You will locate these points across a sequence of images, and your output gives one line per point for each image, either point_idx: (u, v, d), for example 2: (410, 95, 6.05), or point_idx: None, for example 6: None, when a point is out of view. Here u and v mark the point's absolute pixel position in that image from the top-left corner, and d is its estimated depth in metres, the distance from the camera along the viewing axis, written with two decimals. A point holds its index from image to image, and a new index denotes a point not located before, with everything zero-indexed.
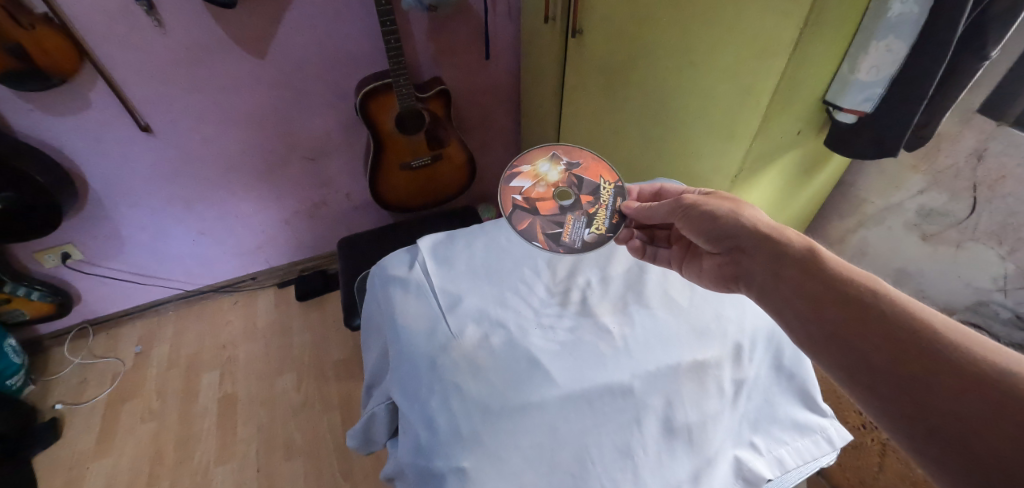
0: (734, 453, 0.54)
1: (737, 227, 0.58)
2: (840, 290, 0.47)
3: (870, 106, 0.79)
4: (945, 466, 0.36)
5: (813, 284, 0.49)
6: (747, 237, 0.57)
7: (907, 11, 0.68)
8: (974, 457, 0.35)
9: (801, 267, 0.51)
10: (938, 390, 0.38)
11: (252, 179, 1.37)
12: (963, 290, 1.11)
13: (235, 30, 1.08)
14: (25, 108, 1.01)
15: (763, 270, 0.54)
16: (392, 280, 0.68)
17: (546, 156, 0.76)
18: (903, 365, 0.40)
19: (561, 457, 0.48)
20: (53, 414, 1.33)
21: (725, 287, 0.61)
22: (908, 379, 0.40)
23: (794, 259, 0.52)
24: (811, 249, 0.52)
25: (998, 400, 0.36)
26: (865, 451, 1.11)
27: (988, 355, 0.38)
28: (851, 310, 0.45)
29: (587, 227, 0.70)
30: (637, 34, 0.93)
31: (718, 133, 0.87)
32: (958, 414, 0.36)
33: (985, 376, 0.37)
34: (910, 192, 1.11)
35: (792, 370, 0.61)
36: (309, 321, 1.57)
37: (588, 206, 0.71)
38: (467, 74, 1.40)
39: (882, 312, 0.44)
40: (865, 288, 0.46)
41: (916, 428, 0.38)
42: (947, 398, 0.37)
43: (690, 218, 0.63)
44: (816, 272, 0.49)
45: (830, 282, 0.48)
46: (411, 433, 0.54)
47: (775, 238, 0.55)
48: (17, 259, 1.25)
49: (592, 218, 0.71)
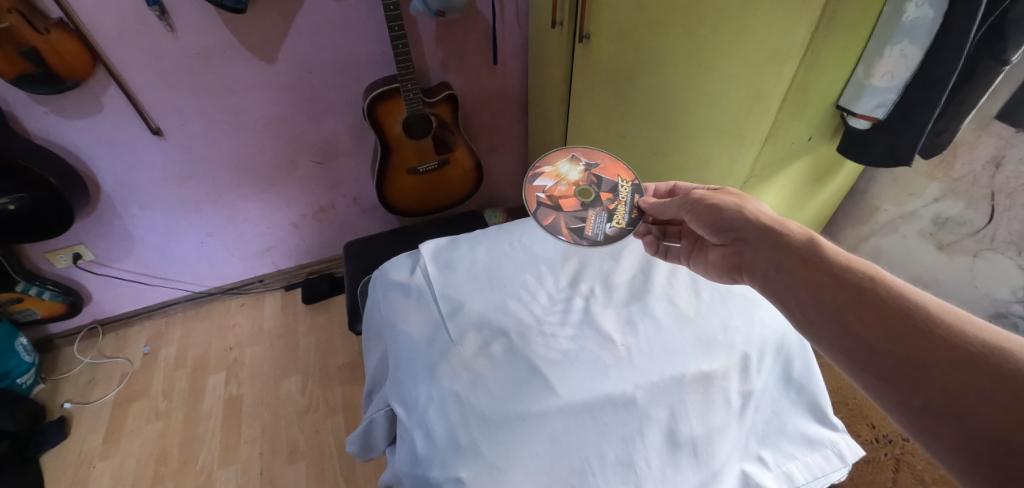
0: (741, 467, 0.52)
1: (740, 218, 0.57)
2: (840, 276, 0.46)
3: (883, 112, 0.78)
4: (948, 444, 0.35)
5: (813, 271, 0.48)
6: (749, 229, 0.56)
7: (922, 15, 0.67)
8: (970, 429, 0.34)
9: (802, 255, 0.50)
10: (933, 365, 0.37)
11: (261, 182, 1.38)
12: (981, 300, 1.09)
13: (246, 35, 1.09)
14: (39, 111, 1.03)
15: (766, 260, 0.53)
16: (392, 285, 0.68)
17: (566, 158, 0.76)
18: (902, 343, 0.39)
19: (561, 468, 0.47)
20: (62, 412, 1.34)
21: (729, 278, 0.61)
22: (906, 356, 0.38)
23: (795, 248, 0.51)
24: (812, 238, 0.51)
25: (993, 374, 0.34)
26: (878, 466, 1.07)
27: (981, 333, 0.37)
28: (851, 293, 0.44)
29: (609, 221, 0.69)
30: (645, 38, 0.91)
31: (726, 138, 0.86)
32: (953, 388, 0.35)
33: (978, 353, 0.36)
34: (926, 200, 1.09)
35: (801, 383, 0.59)
36: (315, 325, 1.57)
37: (608, 202, 0.71)
38: (475, 78, 1.40)
39: (879, 296, 0.42)
40: (861, 273, 0.45)
41: (915, 404, 0.37)
42: (944, 376, 0.36)
43: (697, 211, 0.62)
44: (816, 261, 0.48)
45: (830, 270, 0.47)
46: (406, 441, 0.52)
47: (777, 229, 0.54)
48: (30, 260, 1.27)
49: (613, 213, 0.70)
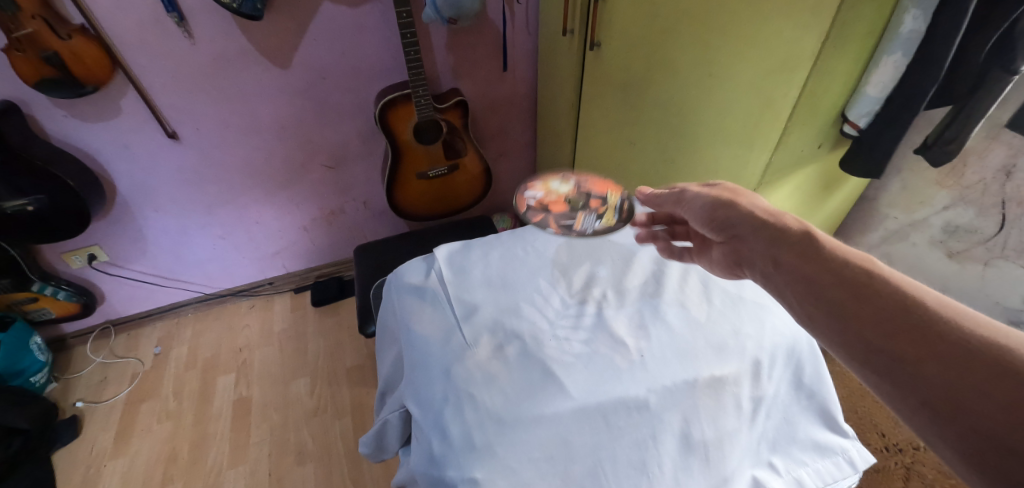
0: (752, 473, 0.53)
1: (738, 214, 0.54)
2: (838, 271, 0.42)
3: (867, 121, 0.80)
4: (956, 454, 0.31)
5: (810, 266, 0.44)
6: (746, 224, 0.52)
7: (918, 28, 0.68)
8: (977, 437, 0.31)
9: (798, 250, 0.46)
10: (937, 370, 0.33)
11: (272, 186, 1.40)
12: (992, 309, 1.08)
13: (262, 42, 1.11)
14: (59, 114, 1.05)
15: (763, 256, 0.49)
16: (408, 288, 0.69)
17: (558, 178, 0.85)
18: (904, 345, 0.36)
19: (573, 471, 0.48)
20: (74, 411, 1.36)
21: (733, 274, 0.58)
22: (910, 362, 0.35)
23: (792, 243, 0.47)
24: (809, 231, 0.47)
25: (995, 377, 0.31)
26: (888, 475, 1.07)
27: (984, 331, 0.34)
28: (848, 288, 0.41)
29: (596, 218, 0.75)
30: (654, 47, 0.92)
31: (737, 146, 0.88)
32: (955, 391, 0.32)
33: (982, 351, 0.33)
34: (935, 208, 1.09)
35: (812, 389, 0.59)
36: (324, 327, 1.58)
37: (596, 206, 0.78)
38: (485, 86, 1.42)
39: (877, 290, 0.39)
40: (858, 268, 0.42)
41: (923, 414, 0.33)
42: (953, 386, 0.32)
43: (693, 207, 0.59)
44: (812, 255, 0.45)
45: (827, 265, 0.43)
46: (423, 440, 0.53)
47: (773, 223, 0.50)
48: (47, 260, 1.30)
49: (601, 213, 0.77)
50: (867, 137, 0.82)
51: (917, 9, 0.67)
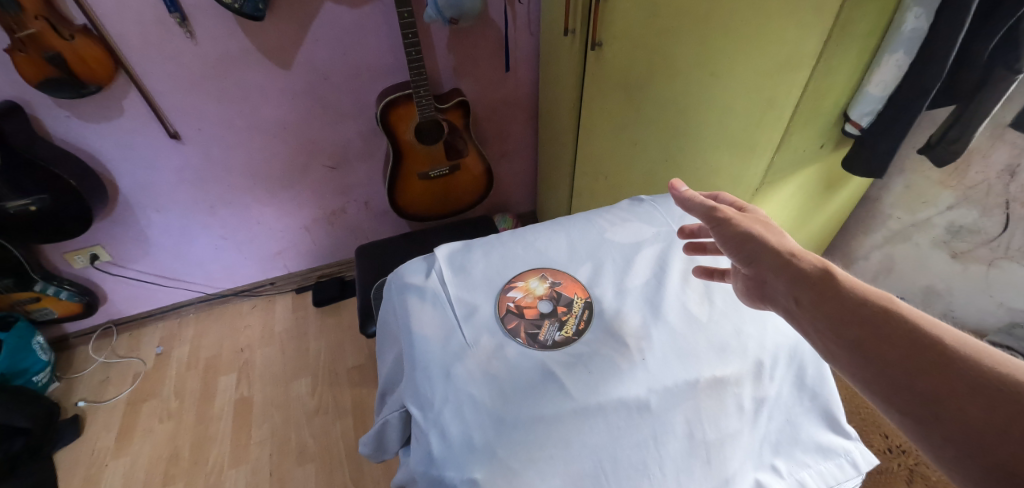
0: (755, 476, 0.52)
1: (767, 249, 0.46)
2: (872, 317, 0.38)
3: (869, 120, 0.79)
4: None
5: (843, 311, 0.40)
6: (773, 261, 0.46)
7: (920, 27, 0.67)
8: None
9: (823, 290, 0.42)
10: (974, 416, 0.31)
11: (274, 187, 1.40)
12: (995, 309, 1.10)
13: (264, 42, 1.11)
14: (61, 115, 1.05)
15: (787, 296, 0.44)
16: (408, 287, 0.67)
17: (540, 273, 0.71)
18: (930, 386, 0.33)
19: (574, 471, 0.48)
20: (76, 411, 1.36)
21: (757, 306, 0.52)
22: (943, 407, 0.33)
23: (818, 283, 0.42)
24: (827, 269, 0.43)
25: None
26: (891, 476, 1.07)
27: None
28: (886, 338, 0.37)
29: (558, 329, 0.62)
30: (659, 46, 0.92)
31: (737, 146, 0.85)
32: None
33: None
34: (939, 208, 1.08)
35: (815, 390, 0.58)
36: (325, 327, 1.58)
37: (562, 313, 0.64)
38: (486, 86, 1.42)
39: (918, 340, 0.36)
40: (875, 305, 0.39)
41: (949, 454, 0.32)
42: (984, 429, 0.31)
43: (724, 232, 0.49)
44: (840, 297, 0.41)
45: (859, 309, 0.39)
46: (422, 440, 0.52)
47: (797, 261, 0.45)
48: (50, 260, 1.30)
49: (563, 322, 0.63)
50: (870, 136, 0.81)
51: (918, 8, 0.66)
